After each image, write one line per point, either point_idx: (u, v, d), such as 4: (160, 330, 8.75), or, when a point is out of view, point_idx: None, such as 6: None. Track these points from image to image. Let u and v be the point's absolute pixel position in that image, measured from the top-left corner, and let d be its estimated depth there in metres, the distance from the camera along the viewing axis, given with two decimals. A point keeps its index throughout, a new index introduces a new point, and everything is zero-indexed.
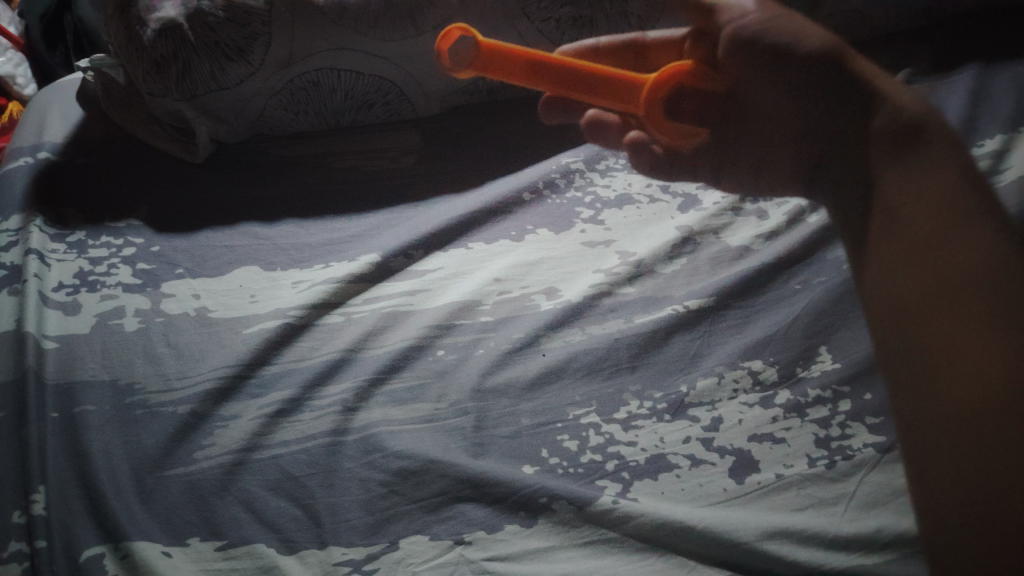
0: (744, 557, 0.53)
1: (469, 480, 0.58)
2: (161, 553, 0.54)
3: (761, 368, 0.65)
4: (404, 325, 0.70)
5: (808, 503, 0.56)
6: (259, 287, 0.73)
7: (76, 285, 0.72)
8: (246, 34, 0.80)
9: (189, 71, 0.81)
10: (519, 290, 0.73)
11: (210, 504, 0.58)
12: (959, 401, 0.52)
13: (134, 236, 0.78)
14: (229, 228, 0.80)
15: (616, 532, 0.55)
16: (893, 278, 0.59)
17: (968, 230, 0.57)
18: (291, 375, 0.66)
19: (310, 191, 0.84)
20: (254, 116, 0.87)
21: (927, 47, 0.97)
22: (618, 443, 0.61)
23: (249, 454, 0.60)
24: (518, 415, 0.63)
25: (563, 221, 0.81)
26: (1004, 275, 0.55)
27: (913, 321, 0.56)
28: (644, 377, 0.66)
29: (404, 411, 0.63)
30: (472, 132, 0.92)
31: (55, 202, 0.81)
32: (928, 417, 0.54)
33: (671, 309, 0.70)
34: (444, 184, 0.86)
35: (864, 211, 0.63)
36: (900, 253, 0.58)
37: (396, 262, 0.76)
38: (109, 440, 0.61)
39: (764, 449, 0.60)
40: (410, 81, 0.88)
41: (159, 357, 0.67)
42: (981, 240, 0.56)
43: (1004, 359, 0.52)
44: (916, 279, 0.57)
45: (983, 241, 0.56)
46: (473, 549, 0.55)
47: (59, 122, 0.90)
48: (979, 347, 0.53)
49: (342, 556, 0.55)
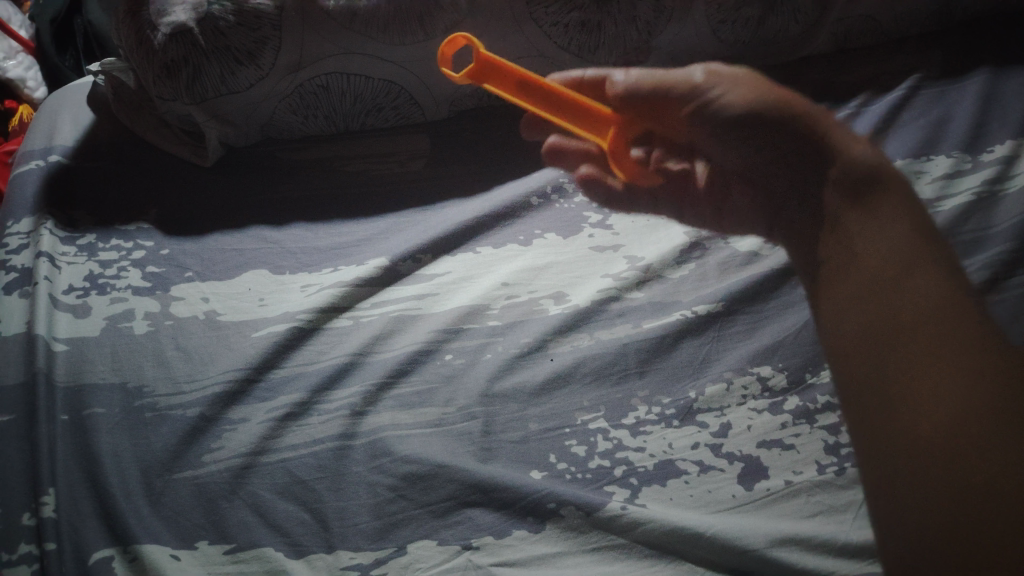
0: (754, 564, 0.53)
1: (477, 485, 0.58)
2: (170, 555, 0.55)
3: (769, 375, 0.65)
4: (413, 329, 0.70)
5: (817, 510, 0.56)
6: (268, 290, 0.73)
7: (86, 288, 0.73)
8: (256, 38, 0.80)
9: (199, 76, 0.81)
10: (527, 295, 0.73)
11: (219, 508, 0.58)
12: (926, 428, 0.55)
13: (144, 239, 0.78)
14: (238, 232, 0.80)
15: (625, 539, 0.55)
16: (851, 309, 0.64)
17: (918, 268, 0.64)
18: (300, 379, 0.66)
19: (319, 195, 0.85)
20: (263, 119, 0.87)
21: (937, 52, 0.96)
22: (627, 448, 0.61)
23: (258, 458, 0.61)
24: (526, 419, 0.64)
25: (571, 225, 0.81)
26: (943, 306, 0.61)
27: (871, 346, 0.62)
28: (653, 382, 0.66)
29: (412, 415, 0.63)
30: (480, 135, 0.92)
31: (66, 205, 0.81)
32: (901, 446, 0.56)
33: (680, 314, 0.70)
34: (451, 189, 0.86)
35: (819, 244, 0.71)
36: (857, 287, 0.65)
37: (404, 266, 0.75)
38: (118, 443, 0.62)
39: (773, 455, 0.60)
40: (419, 85, 0.88)
41: (168, 360, 0.67)
42: (928, 276, 0.63)
43: (968, 384, 0.57)
44: (867, 309, 0.63)
45: (930, 277, 0.63)
46: (481, 554, 0.55)
47: (69, 125, 0.90)
48: (941, 373, 0.57)
49: (350, 561, 0.55)
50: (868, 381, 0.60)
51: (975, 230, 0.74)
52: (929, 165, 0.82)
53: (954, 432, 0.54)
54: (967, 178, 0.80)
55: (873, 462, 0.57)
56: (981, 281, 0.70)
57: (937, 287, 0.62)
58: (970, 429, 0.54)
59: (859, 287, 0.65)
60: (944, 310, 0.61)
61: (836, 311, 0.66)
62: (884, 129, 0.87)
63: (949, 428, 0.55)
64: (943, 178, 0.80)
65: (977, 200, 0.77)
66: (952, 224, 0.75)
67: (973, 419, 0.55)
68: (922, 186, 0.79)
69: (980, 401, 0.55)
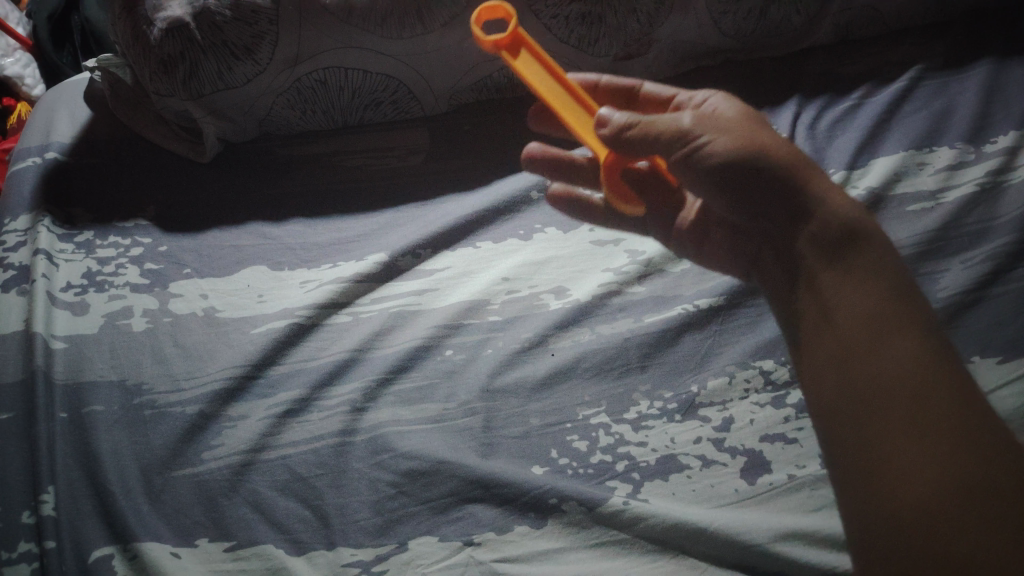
0: (757, 559, 0.53)
1: (479, 481, 0.58)
2: (170, 553, 0.55)
3: (773, 368, 0.64)
4: (412, 325, 0.70)
5: (821, 504, 0.56)
6: (267, 286, 0.73)
7: (84, 285, 0.72)
8: (253, 33, 0.79)
9: (195, 71, 0.80)
10: (528, 290, 0.73)
11: (219, 505, 0.58)
12: (903, 512, 0.49)
13: (142, 236, 0.78)
14: (236, 228, 0.80)
15: (627, 533, 0.55)
16: (827, 380, 0.58)
17: (898, 332, 0.55)
18: (300, 375, 0.65)
19: (319, 190, 0.84)
20: (261, 114, 0.87)
21: (940, 43, 0.95)
22: (629, 443, 0.61)
23: (257, 454, 0.60)
24: (527, 415, 0.63)
25: (572, 219, 0.80)
26: (930, 375, 0.52)
27: (846, 422, 0.55)
28: (655, 377, 0.65)
29: (413, 412, 0.63)
30: (479, 129, 0.91)
31: (65, 203, 0.81)
32: (881, 534, 0.50)
33: (682, 308, 0.69)
34: (450, 184, 0.85)
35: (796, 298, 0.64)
36: (831, 354, 0.58)
37: (403, 261, 0.75)
38: (117, 440, 0.61)
39: (776, 449, 0.60)
40: (417, 79, 0.88)
41: (166, 357, 0.66)
42: (908, 342, 0.54)
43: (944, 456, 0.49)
44: (843, 381, 0.56)
45: (910, 343, 0.54)
46: (483, 550, 0.55)
47: (66, 121, 0.89)
48: (916, 446, 0.50)
49: (351, 557, 0.55)
50: (843, 457, 0.54)
51: (979, 222, 0.74)
52: (931, 157, 0.81)
53: (925, 519, 0.48)
54: (970, 169, 0.79)
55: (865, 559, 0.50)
56: (984, 273, 0.69)
57: (915, 348, 0.53)
58: (943, 514, 0.47)
59: (831, 348, 0.58)
60: (925, 374, 0.52)
61: (812, 376, 0.59)
62: (886, 121, 0.86)
63: (919, 508, 0.48)
64: (945, 169, 0.79)
65: (981, 191, 0.76)
66: (956, 216, 0.74)
67: (946, 505, 0.48)
68: (925, 179, 0.79)
69: (952, 481, 0.48)
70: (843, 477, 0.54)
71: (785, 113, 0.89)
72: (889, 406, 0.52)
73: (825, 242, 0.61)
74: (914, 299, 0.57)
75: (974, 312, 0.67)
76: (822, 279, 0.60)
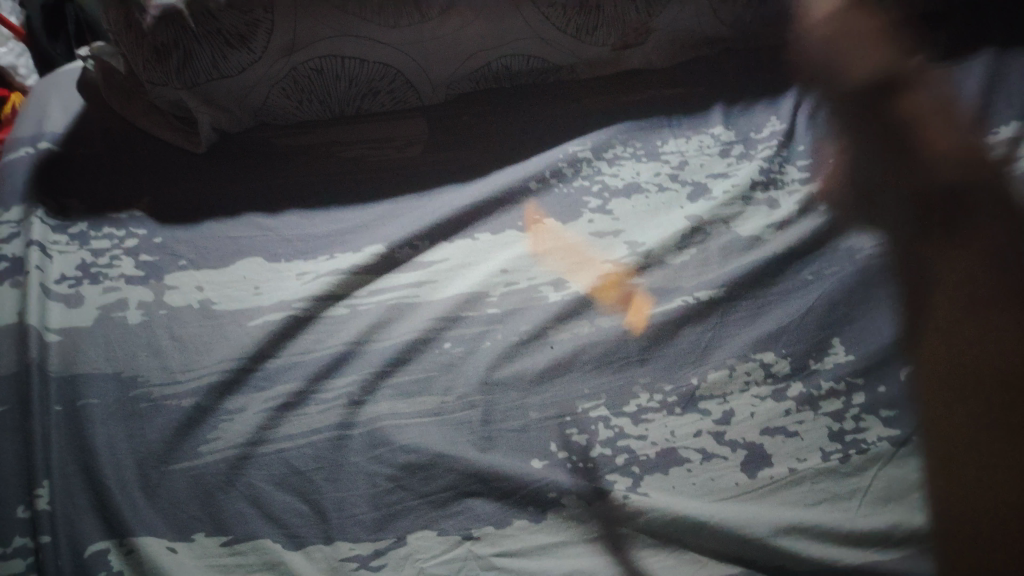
0: (757, 553, 0.52)
1: (478, 475, 0.57)
2: (166, 548, 0.54)
3: (773, 361, 0.65)
4: (411, 317, 0.69)
5: (823, 498, 0.56)
6: (264, 278, 0.72)
7: (78, 277, 0.71)
8: (247, 21, 0.78)
9: (190, 60, 0.79)
10: (527, 282, 0.72)
11: (216, 500, 0.57)
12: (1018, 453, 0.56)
13: (136, 227, 0.77)
14: (232, 219, 0.79)
15: (627, 528, 0.55)
16: (964, 329, 0.64)
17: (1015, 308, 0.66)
18: (297, 367, 0.65)
19: (316, 180, 0.83)
20: (257, 103, 0.86)
21: (939, 35, 0.95)
22: (628, 436, 0.61)
23: (255, 448, 0.60)
24: (526, 408, 0.63)
25: (571, 210, 0.79)
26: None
27: (962, 364, 0.62)
28: (655, 370, 0.65)
29: (411, 404, 0.63)
30: (478, 119, 0.91)
31: (57, 194, 0.80)
32: (982, 450, 0.57)
33: (681, 301, 0.70)
34: (448, 175, 0.84)
35: (916, 253, 0.70)
36: (1004, 298, 0.67)
37: (401, 253, 0.74)
38: (112, 434, 0.60)
39: (777, 442, 0.59)
40: (415, 67, 0.87)
41: (162, 350, 0.66)
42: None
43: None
44: (1006, 332, 0.64)
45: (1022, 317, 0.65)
46: (482, 545, 0.54)
47: (59, 111, 0.88)
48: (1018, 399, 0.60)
49: (349, 552, 0.54)
50: (930, 386, 0.61)
51: (979, 213, 0.73)
52: (931, 148, 0.81)
53: (996, 496, 0.54)
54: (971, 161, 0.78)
55: (948, 459, 0.56)
56: (985, 265, 0.69)
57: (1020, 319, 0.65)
58: (1007, 495, 0.54)
59: (965, 301, 0.66)
60: None
61: (935, 325, 0.65)
62: (886, 112, 0.86)
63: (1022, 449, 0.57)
64: (946, 160, 0.79)
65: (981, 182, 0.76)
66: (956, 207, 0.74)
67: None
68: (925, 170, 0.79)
69: None
70: (929, 428, 0.58)
71: (785, 103, 0.89)
72: (1007, 359, 0.62)
73: (955, 203, 0.74)
74: (1011, 275, 0.68)
75: (975, 304, 0.66)
76: (965, 270, 0.69)
